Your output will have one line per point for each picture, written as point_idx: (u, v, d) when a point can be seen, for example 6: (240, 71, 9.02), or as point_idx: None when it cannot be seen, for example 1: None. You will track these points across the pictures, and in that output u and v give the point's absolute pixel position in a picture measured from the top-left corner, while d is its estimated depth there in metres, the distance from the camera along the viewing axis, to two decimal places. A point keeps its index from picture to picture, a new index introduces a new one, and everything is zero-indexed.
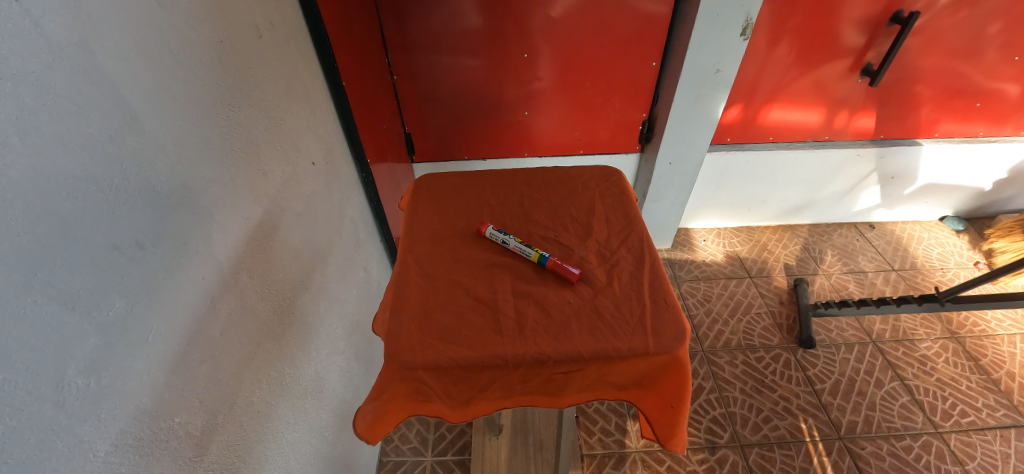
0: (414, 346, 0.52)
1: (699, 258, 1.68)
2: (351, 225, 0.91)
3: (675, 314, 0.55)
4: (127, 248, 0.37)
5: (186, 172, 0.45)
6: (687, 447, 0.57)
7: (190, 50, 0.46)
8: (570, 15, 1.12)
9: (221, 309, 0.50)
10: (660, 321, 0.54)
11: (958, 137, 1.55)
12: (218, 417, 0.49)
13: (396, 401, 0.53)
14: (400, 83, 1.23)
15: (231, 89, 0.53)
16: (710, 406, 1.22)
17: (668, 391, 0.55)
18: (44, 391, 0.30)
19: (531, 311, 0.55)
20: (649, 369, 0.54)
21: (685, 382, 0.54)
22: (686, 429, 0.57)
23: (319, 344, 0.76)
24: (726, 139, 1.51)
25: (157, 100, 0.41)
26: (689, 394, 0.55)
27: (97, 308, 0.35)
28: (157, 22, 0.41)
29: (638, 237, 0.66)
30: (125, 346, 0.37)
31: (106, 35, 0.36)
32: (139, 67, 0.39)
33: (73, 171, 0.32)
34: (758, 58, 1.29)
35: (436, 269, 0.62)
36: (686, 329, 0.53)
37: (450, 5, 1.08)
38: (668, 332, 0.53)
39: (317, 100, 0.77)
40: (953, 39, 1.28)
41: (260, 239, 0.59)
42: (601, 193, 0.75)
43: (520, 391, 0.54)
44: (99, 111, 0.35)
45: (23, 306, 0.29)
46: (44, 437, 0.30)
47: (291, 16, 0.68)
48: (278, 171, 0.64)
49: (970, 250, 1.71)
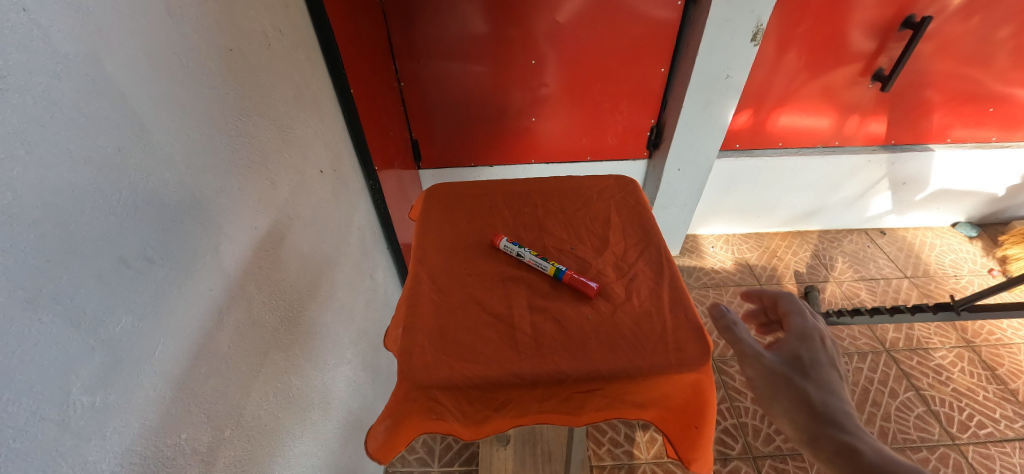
0: (428, 364, 0.51)
1: (707, 265, 1.66)
2: (358, 233, 0.91)
3: (697, 331, 0.54)
4: (135, 262, 0.36)
5: (194, 183, 0.44)
6: (710, 469, 0.55)
7: (199, 60, 0.45)
8: (577, 20, 1.11)
9: (229, 323, 0.50)
10: (682, 337, 0.53)
11: (970, 142, 1.54)
12: (225, 432, 0.48)
13: (409, 419, 0.52)
14: (407, 90, 1.23)
15: (240, 98, 0.52)
16: (722, 416, 1.20)
17: (689, 410, 0.54)
18: (48, 411, 0.30)
19: (549, 328, 0.54)
20: (672, 388, 0.52)
21: (709, 401, 0.53)
22: (710, 450, 0.55)
23: (326, 355, 0.75)
24: (735, 144, 1.50)
25: (166, 110, 0.41)
26: (712, 413, 0.53)
27: (103, 325, 0.34)
28: (167, 32, 0.41)
29: (656, 249, 0.65)
30: (131, 361, 0.36)
31: (115, 44, 0.35)
32: (149, 78, 0.39)
33: (80, 183, 0.32)
34: (768, 63, 1.28)
35: (449, 282, 0.61)
36: (709, 346, 0.52)
37: (457, 11, 1.08)
38: (691, 349, 0.51)
39: (325, 109, 0.76)
40: (965, 44, 1.26)
41: (268, 249, 0.58)
42: (615, 203, 0.74)
43: (538, 410, 0.52)
44: (107, 121, 0.34)
45: (27, 324, 0.28)
46: (49, 457, 0.30)
47: (300, 24, 0.68)
48: (286, 181, 0.63)
49: (983, 257, 1.69)
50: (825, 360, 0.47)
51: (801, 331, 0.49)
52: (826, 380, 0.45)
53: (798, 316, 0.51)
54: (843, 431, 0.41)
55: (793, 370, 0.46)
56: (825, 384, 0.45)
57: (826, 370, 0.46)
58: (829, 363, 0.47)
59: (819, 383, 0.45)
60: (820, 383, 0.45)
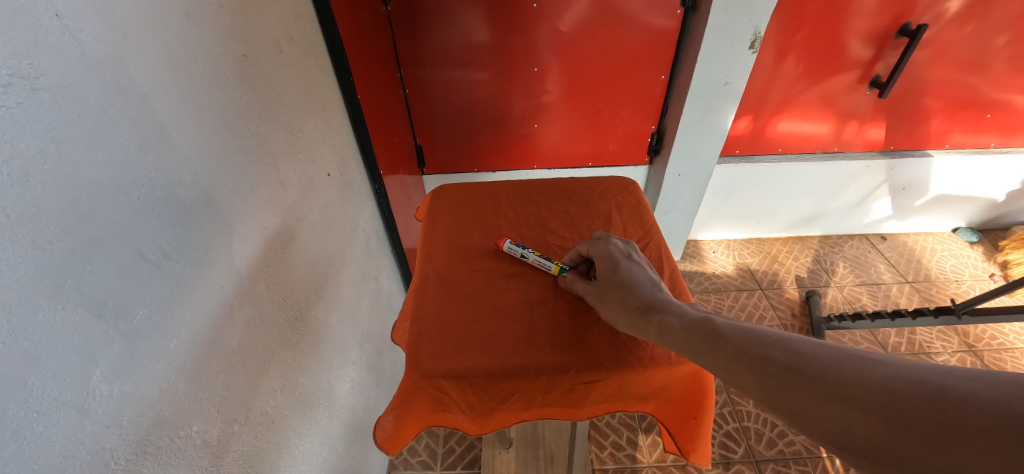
0: (434, 355, 0.52)
1: (708, 270, 1.67)
2: (363, 236, 0.92)
3: None
4: (152, 257, 0.38)
5: (209, 183, 0.46)
6: (711, 461, 0.55)
7: (215, 64, 0.47)
8: (578, 28, 1.14)
9: (239, 319, 0.51)
10: None
11: (969, 148, 1.55)
12: (234, 426, 0.49)
13: (416, 410, 0.51)
14: (412, 96, 1.25)
15: (252, 102, 0.54)
16: (723, 420, 1.20)
17: (688, 401, 0.55)
18: (70, 397, 0.31)
19: (552, 322, 0.56)
20: (671, 379, 0.53)
21: (707, 391, 0.54)
22: (709, 442, 0.55)
23: (331, 355, 0.76)
24: (735, 150, 1.52)
25: (184, 112, 0.42)
26: (710, 404, 0.54)
27: (122, 316, 0.35)
28: (186, 38, 0.43)
29: (656, 246, 0.66)
30: (147, 353, 0.37)
31: (139, 49, 0.37)
32: (169, 80, 0.40)
33: (104, 179, 0.33)
34: (767, 70, 1.30)
35: (454, 279, 0.62)
36: None
37: (461, 20, 1.11)
38: None
39: (333, 113, 0.78)
40: (961, 51, 1.28)
41: (277, 249, 0.59)
42: (616, 203, 0.75)
43: (542, 401, 0.52)
44: (130, 121, 0.36)
45: (53, 313, 0.29)
46: (68, 443, 0.31)
47: (310, 32, 0.70)
48: (295, 182, 0.65)
49: (984, 262, 1.69)
50: (624, 260, 0.56)
51: (598, 250, 0.59)
52: (628, 273, 0.53)
53: (591, 241, 0.61)
54: (656, 307, 0.48)
55: (602, 281, 0.54)
56: (628, 278, 0.53)
57: (626, 266, 0.55)
58: (625, 260, 0.56)
59: (621, 276, 0.53)
60: (622, 279, 0.53)
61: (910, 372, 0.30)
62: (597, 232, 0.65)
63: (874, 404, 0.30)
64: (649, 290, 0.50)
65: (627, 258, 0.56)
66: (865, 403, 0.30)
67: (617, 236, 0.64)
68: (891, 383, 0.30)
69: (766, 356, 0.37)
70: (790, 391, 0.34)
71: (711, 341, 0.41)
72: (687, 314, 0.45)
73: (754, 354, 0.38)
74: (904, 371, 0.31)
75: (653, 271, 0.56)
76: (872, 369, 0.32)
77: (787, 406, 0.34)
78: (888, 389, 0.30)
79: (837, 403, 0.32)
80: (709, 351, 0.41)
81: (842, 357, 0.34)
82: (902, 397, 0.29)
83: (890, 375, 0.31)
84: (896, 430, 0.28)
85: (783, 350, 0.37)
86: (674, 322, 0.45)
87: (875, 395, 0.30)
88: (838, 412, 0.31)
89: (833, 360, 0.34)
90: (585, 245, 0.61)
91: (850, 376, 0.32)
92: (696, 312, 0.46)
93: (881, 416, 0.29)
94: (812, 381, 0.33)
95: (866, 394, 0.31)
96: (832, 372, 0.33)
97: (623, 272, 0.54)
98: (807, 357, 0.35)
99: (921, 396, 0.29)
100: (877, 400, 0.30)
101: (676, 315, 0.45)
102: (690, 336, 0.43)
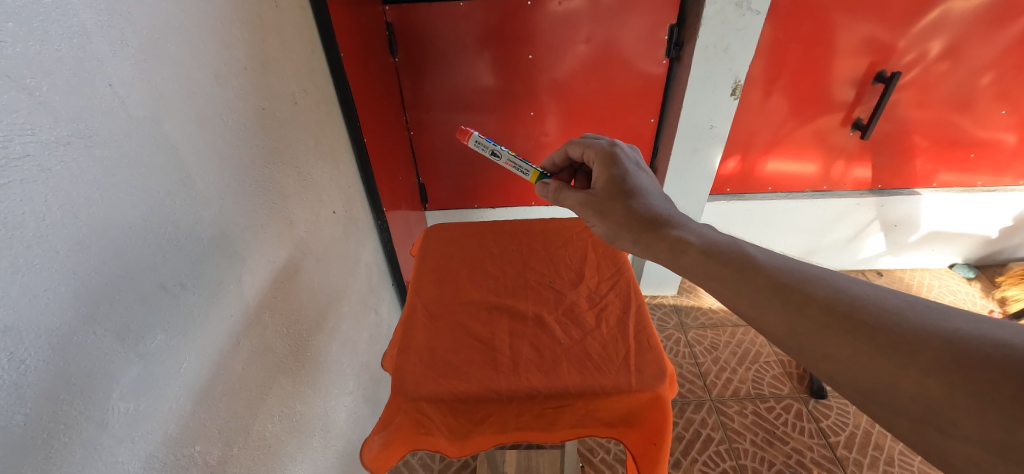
0: (417, 379, 0.56)
1: (704, 304, 1.70)
2: (365, 269, 0.97)
3: (657, 355, 0.59)
4: (171, 287, 0.42)
5: (225, 222, 0.51)
6: None
7: (236, 116, 0.53)
8: (571, 76, 1.22)
9: (244, 346, 0.55)
10: (643, 360, 0.58)
11: (956, 186, 1.59)
12: (232, 448, 0.52)
13: (402, 431, 0.55)
14: (416, 137, 1.34)
15: (267, 148, 0.61)
16: (720, 458, 1.22)
17: (651, 427, 0.56)
18: (91, 412, 0.35)
19: (524, 350, 0.60)
20: (633, 406, 0.56)
21: (666, 418, 0.56)
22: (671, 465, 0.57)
23: (330, 384, 0.79)
24: (726, 188, 1.59)
25: (207, 159, 0.48)
26: (671, 431, 0.56)
27: (142, 340, 0.39)
28: (213, 95, 0.49)
29: (625, 283, 0.71)
30: (160, 373, 0.41)
31: (174, 108, 0.43)
32: (195, 132, 0.46)
33: (137, 222, 0.38)
34: (754, 110, 1.37)
35: (440, 310, 0.66)
36: (667, 369, 0.57)
37: (462, 68, 1.20)
38: (649, 370, 0.56)
39: (341, 156, 0.85)
40: (943, 93, 1.34)
41: (284, 280, 0.64)
42: (593, 241, 0.80)
43: (515, 425, 0.55)
44: (162, 171, 0.41)
45: (85, 336, 0.34)
46: (87, 453, 0.34)
47: (322, 84, 0.78)
48: (303, 218, 0.71)
49: (982, 298, 1.71)
50: (635, 173, 0.63)
51: (608, 160, 0.65)
52: (640, 190, 0.61)
53: (601, 152, 0.67)
54: (674, 228, 0.55)
55: (614, 193, 0.62)
56: (641, 194, 0.60)
57: (638, 181, 0.62)
58: (635, 173, 0.63)
59: (632, 192, 0.60)
60: (633, 197, 0.60)
61: (986, 336, 0.31)
62: (602, 140, 0.71)
63: (938, 362, 0.31)
64: (662, 208, 0.58)
65: (634, 173, 0.63)
66: (927, 363, 0.32)
67: (619, 143, 0.71)
68: (967, 348, 0.31)
69: (809, 293, 0.40)
70: (835, 339, 0.36)
71: (742, 271, 0.45)
72: (708, 236, 0.51)
73: (794, 290, 0.41)
74: (979, 334, 0.32)
75: (651, 175, 0.64)
76: (943, 325, 0.33)
77: (822, 352, 0.37)
78: (956, 357, 0.31)
79: (893, 361, 0.33)
80: (733, 279, 0.45)
81: (906, 305, 0.36)
82: (975, 363, 0.30)
83: (965, 337, 0.32)
84: (956, 392, 0.30)
85: (831, 291, 0.39)
86: (693, 244, 0.51)
87: (943, 357, 0.31)
88: (890, 367, 0.33)
89: (895, 310, 0.36)
90: (596, 155, 0.67)
91: (917, 332, 0.33)
92: (721, 237, 0.51)
93: (943, 376, 0.31)
94: (869, 330, 0.35)
95: (931, 354, 0.32)
96: (892, 324, 0.35)
97: (635, 187, 0.61)
98: (859, 300, 0.38)
99: (1002, 363, 0.29)
100: (944, 362, 0.31)
101: (696, 237, 0.52)
102: (715, 262, 0.47)
